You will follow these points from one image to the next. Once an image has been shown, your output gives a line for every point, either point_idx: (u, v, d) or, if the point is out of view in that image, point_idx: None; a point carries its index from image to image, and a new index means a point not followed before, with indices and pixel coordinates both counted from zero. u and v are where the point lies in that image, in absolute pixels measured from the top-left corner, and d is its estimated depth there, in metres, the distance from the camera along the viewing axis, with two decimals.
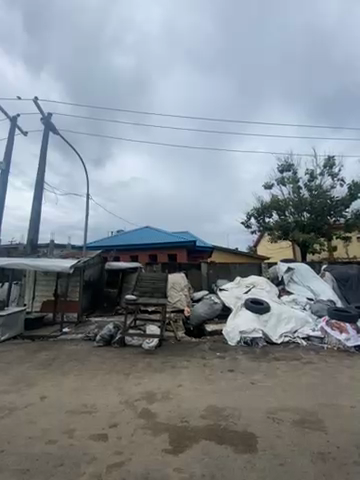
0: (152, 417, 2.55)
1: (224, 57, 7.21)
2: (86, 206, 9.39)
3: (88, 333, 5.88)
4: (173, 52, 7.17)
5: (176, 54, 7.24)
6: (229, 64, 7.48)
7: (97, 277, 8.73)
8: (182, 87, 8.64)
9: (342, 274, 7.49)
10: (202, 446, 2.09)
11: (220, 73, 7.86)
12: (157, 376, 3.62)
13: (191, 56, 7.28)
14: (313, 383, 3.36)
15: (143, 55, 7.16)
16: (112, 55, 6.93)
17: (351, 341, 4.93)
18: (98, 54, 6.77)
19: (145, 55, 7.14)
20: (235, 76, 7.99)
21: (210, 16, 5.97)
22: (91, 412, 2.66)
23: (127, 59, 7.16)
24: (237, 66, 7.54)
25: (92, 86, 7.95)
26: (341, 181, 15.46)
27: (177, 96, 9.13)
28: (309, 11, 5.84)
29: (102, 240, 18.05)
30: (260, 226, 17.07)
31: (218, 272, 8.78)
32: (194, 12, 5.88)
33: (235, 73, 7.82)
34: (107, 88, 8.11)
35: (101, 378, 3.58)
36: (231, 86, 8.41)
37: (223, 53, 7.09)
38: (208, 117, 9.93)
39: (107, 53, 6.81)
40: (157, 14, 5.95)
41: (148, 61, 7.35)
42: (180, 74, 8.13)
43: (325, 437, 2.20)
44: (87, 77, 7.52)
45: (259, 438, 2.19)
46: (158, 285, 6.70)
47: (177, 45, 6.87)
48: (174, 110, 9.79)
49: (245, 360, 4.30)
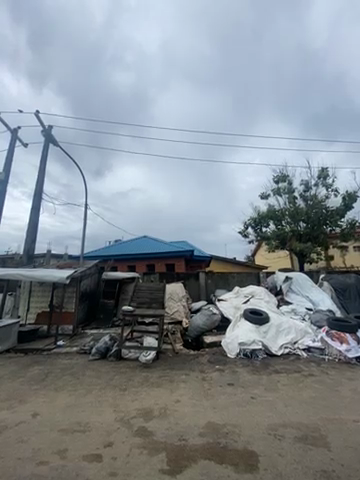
0: (148, 435, 2.44)
1: (221, 73, 7.57)
2: (84, 216, 9.44)
3: (84, 346, 5.71)
4: (171, 69, 7.51)
5: (174, 71, 7.59)
6: (226, 80, 7.83)
7: (93, 288, 8.60)
8: (181, 101, 8.93)
9: (340, 284, 7.50)
10: (201, 466, 1.99)
11: (217, 87, 8.17)
12: (154, 391, 3.51)
13: (188, 72, 7.65)
14: (314, 397, 3.28)
15: (142, 71, 7.45)
16: (113, 72, 7.23)
17: (352, 352, 4.85)
18: (100, 68, 7.04)
19: (144, 71, 7.46)
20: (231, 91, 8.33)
21: (206, 35, 6.26)
22: (85, 430, 2.55)
23: (126, 76, 7.47)
24: (233, 82, 7.90)
25: (93, 101, 8.21)
26: (335, 191, 15.79)
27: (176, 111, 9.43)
28: (299, 32, 6.27)
29: (99, 250, 17.98)
30: (257, 235, 17.21)
31: (216, 282, 8.73)
32: (190, 34, 6.28)
33: (231, 88, 8.18)
34: (108, 102, 8.34)
35: (96, 394, 3.44)
36: (227, 100, 8.74)
37: (220, 69, 7.43)
38: (205, 131, 10.21)
39: (108, 69, 7.10)
40: (156, 32, 6.38)
41: (148, 77, 7.65)
42: (178, 90, 8.45)
43: (328, 454, 2.11)
44: (89, 92, 7.77)
45: (260, 456, 2.11)
46: (156, 295, 6.60)
47: (174, 62, 7.24)
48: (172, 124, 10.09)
49: (245, 374, 4.18)
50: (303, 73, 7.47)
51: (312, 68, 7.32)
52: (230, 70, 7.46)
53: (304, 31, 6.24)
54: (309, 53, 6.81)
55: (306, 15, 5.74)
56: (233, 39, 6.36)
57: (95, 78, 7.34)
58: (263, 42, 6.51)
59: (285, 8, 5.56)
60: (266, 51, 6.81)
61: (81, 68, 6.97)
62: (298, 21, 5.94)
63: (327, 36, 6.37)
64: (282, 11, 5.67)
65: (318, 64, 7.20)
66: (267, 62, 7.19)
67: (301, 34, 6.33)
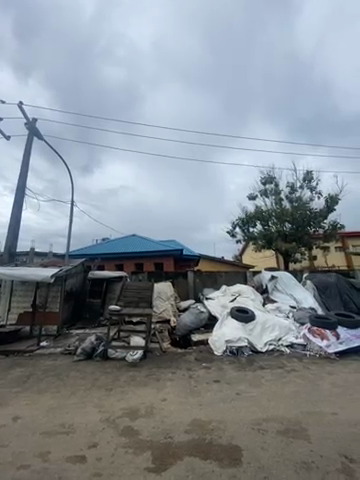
0: (134, 434, 2.42)
1: (213, 75, 7.68)
2: (70, 213, 9.20)
3: (69, 346, 5.57)
4: (164, 67, 7.47)
5: (166, 69, 7.57)
6: (218, 82, 7.94)
7: (80, 287, 8.37)
8: (172, 101, 8.93)
9: (322, 283, 7.86)
10: (186, 463, 2.01)
11: (209, 89, 8.30)
12: (141, 390, 3.48)
13: (180, 71, 7.67)
14: (296, 392, 3.40)
15: (133, 68, 7.33)
16: (104, 66, 7.07)
17: (332, 347, 5.08)
18: (90, 64, 6.84)
19: (135, 68, 7.34)
20: (222, 94, 8.47)
21: (200, 36, 6.28)
22: (69, 432, 2.49)
23: (118, 72, 7.36)
24: (225, 85, 8.03)
25: (82, 98, 8.01)
26: (318, 194, 16.45)
27: (168, 110, 9.35)
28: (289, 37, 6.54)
29: (86, 248, 17.61)
30: (244, 235, 17.60)
31: (205, 281, 8.81)
32: (186, 34, 6.36)
33: (223, 91, 8.30)
34: (99, 99, 8.16)
35: (81, 395, 3.37)
36: (219, 101, 8.84)
37: (212, 71, 7.52)
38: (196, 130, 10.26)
39: (99, 64, 6.94)
40: (150, 31, 6.41)
41: (139, 75, 7.55)
42: (170, 89, 8.44)
43: (308, 446, 2.21)
44: (78, 89, 7.54)
45: (244, 450, 2.15)
46: (144, 294, 6.53)
47: (167, 60, 7.22)
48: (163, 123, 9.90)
49: (231, 370, 4.26)
50: (292, 79, 7.79)
51: (299, 74, 7.59)
52: (222, 73, 7.58)
53: (293, 36, 6.53)
54: (298, 61, 7.14)
55: (297, 22, 6.08)
56: (227, 43, 6.53)
57: (85, 73, 7.06)
58: (255, 45, 6.70)
59: (277, 11, 5.74)
60: (258, 55, 7.03)
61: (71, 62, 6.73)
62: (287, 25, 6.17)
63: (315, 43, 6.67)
64: (274, 14, 5.84)
65: (306, 73, 7.55)
66: (258, 66, 7.39)
67: (291, 40, 6.60)
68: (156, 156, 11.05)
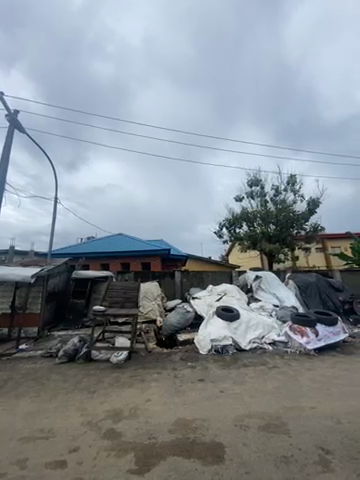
0: (117, 437, 2.38)
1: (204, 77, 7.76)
2: (53, 210, 8.89)
3: (50, 349, 5.36)
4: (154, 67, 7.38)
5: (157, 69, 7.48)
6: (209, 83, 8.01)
7: (62, 287, 8.09)
8: None
9: (303, 282, 8.21)
10: (169, 463, 2.01)
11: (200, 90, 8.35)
12: (125, 391, 3.44)
13: (171, 72, 7.63)
14: (277, 387, 3.53)
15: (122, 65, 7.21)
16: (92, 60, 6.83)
17: (311, 343, 5.31)
18: (77, 58, 6.63)
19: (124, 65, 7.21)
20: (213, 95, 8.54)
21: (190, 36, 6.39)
22: (49, 437, 2.40)
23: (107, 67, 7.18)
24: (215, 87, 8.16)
25: (68, 92, 7.75)
26: (301, 197, 17.12)
27: None
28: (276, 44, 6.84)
29: (70, 247, 17.07)
30: (231, 236, 17.98)
31: (192, 281, 8.86)
32: (177, 33, 6.41)
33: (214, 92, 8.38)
34: (87, 96, 7.97)
35: (62, 398, 3.26)
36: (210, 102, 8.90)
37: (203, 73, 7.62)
38: None
39: (86, 59, 6.74)
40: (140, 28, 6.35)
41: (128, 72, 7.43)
42: None
43: (288, 440, 2.29)
44: (64, 83, 7.30)
45: (226, 447, 2.20)
46: (130, 294, 6.44)
47: (159, 59, 7.13)
48: None
49: (215, 369, 4.33)
50: (279, 85, 8.07)
51: (286, 81, 7.92)
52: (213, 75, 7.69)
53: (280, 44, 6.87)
54: (285, 67, 7.43)
55: (283, 30, 6.39)
56: (217, 45, 6.66)
57: (72, 68, 6.85)
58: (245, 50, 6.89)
59: (265, 17, 6.02)
60: (247, 60, 7.23)
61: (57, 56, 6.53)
62: (275, 31, 6.46)
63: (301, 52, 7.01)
64: (262, 21, 6.11)
65: (292, 79, 7.88)
66: (247, 70, 7.56)
67: (278, 47, 6.92)
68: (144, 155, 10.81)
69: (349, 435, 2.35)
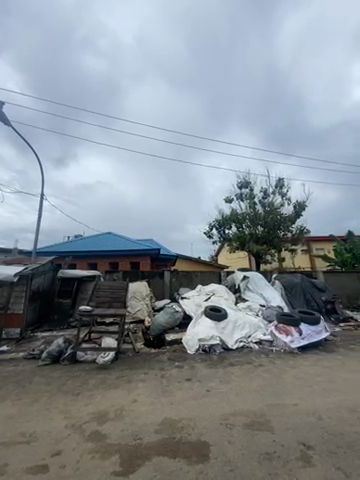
0: (102, 438, 2.35)
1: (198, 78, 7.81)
2: (39, 207, 8.61)
3: (33, 350, 5.17)
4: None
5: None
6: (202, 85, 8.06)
7: (48, 287, 7.85)
8: None
9: (289, 282, 8.47)
10: (154, 463, 2.01)
11: None
12: (111, 393, 3.39)
13: None
14: (262, 385, 3.62)
15: None
16: (83, 54, 6.63)
17: (295, 342, 5.48)
18: (67, 52, 6.42)
19: None
20: None
21: (184, 36, 6.46)
22: (30, 441, 2.32)
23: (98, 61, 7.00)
24: None
25: (57, 86, 7.50)
26: (288, 200, 17.62)
27: None
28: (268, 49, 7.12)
29: (57, 245, 16.58)
30: (220, 237, 18.20)
31: (181, 281, 8.88)
32: (172, 34, 6.45)
33: None
34: (77, 90, 7.75)
35: (45, 401, 3.16)
36: None
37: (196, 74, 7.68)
38: None
39: (77, 53, 6.54)
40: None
41: None
42: None
43: (271, 437, 2.36)
44: (53, 76, 7.06)
45: (211, 446, 2.22)
46: (118, 294, 6.34)
47: None
48: None
49: (202, 368, 4.37)
50: None
51: None
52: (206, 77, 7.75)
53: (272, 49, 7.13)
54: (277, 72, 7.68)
55: (274, 34, 6.61)
56: (211, 47, 6.75)
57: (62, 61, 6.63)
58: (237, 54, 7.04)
59: (257, 24, 6.27)
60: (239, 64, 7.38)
61: (48, 49, 6.27)
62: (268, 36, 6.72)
63: None
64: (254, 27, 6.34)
65: None
66: None
67: (270, 52, 7.20)
68: None
69: (329, 430, 2.45)
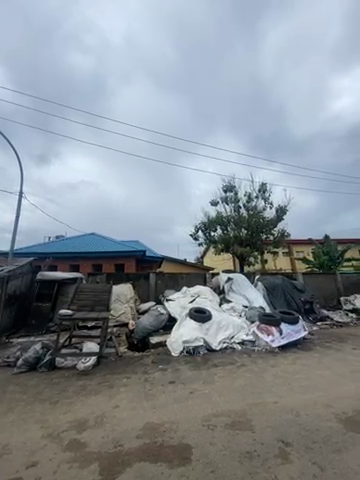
0: (81, 447, 2.26)
1: (185, 82, 7.97)
2: (17, 205, 8.22)
3: (7, 357, 4.88)
4: (135, 67, 7.29)
5: (139, 69, 7.37)
6: (189, 88, 8.22)
7: (25, 290, 7.45)
8: (143, 102, 8.64)
9: (271, 283, 8.77)
10: (136, 469, 1.97)
11: (180, 93, 8.47)
12: (92, 399, 3.28)
13: (152, 73, 7.63)
14: (244, 385, 3.69)
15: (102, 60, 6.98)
16: (68, 52, 6.46)
17: (275, 342, 5.66)
18: (52, 48, 6.21)
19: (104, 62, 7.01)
20: (193, 100, 8.75)
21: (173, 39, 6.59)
22: (3, 454, 2.18)
23: (85, 60, 6.82)
24: (194, 93, 8.40)
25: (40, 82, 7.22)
26: (270, 204, 18.30)
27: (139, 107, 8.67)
28: (253, 59, 7.45)
29: (36, 246, 15.82)
30: (206, 239, 18.58)
31: (166, 283, 8.86)
32: (162, 36, 6.52)
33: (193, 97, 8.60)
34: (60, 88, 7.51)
35: (19, 411, 2.98)
36: (190, 106, 9.09)
37: (183, 78, 7.83)
38: (166, 134, 10.20)
39: (62, 50, 6.36)
40: (122, 24, 6.20)
41: (106, 70, 7.23)
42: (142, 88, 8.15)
43: (252, 435, 2.41)
44: (37, 73, 6.80)
45: (193, 448, 2.23)
46: (101, 297, 6.17)
47: (141, 59, 7.07)
48: (135, 122, 9.38)
49: (186, 370, 4.37)
50: (253, 97, 8.66)
51: (259, 94, 8.54)
52: (194, 81, 7.93)
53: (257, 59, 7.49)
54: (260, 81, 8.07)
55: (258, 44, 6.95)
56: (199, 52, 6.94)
57: (47, 56, 6.37)
58: (224, 61, 7.28)
59: (242, 35, 6.57)
60: (225, 71, 7.59)
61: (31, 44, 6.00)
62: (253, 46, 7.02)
63: (274, 68, 7.69)
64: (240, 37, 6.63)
65: (265, 93, 8.51)
66: (225, 81, 7.92)
67: (255, 62, 7.55)
68: (123, 153, 10.32)
69: (305, 426, 2.56)
